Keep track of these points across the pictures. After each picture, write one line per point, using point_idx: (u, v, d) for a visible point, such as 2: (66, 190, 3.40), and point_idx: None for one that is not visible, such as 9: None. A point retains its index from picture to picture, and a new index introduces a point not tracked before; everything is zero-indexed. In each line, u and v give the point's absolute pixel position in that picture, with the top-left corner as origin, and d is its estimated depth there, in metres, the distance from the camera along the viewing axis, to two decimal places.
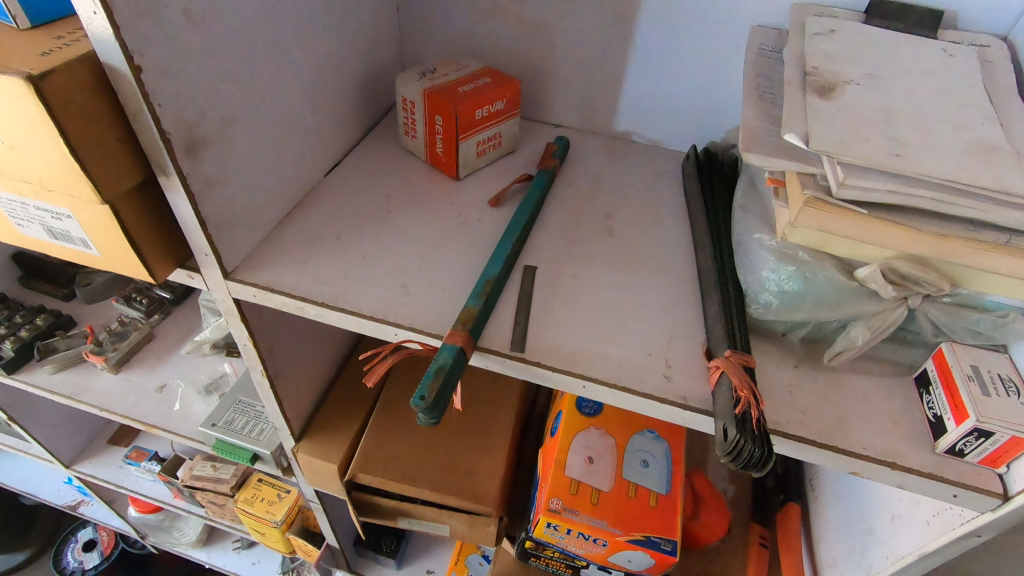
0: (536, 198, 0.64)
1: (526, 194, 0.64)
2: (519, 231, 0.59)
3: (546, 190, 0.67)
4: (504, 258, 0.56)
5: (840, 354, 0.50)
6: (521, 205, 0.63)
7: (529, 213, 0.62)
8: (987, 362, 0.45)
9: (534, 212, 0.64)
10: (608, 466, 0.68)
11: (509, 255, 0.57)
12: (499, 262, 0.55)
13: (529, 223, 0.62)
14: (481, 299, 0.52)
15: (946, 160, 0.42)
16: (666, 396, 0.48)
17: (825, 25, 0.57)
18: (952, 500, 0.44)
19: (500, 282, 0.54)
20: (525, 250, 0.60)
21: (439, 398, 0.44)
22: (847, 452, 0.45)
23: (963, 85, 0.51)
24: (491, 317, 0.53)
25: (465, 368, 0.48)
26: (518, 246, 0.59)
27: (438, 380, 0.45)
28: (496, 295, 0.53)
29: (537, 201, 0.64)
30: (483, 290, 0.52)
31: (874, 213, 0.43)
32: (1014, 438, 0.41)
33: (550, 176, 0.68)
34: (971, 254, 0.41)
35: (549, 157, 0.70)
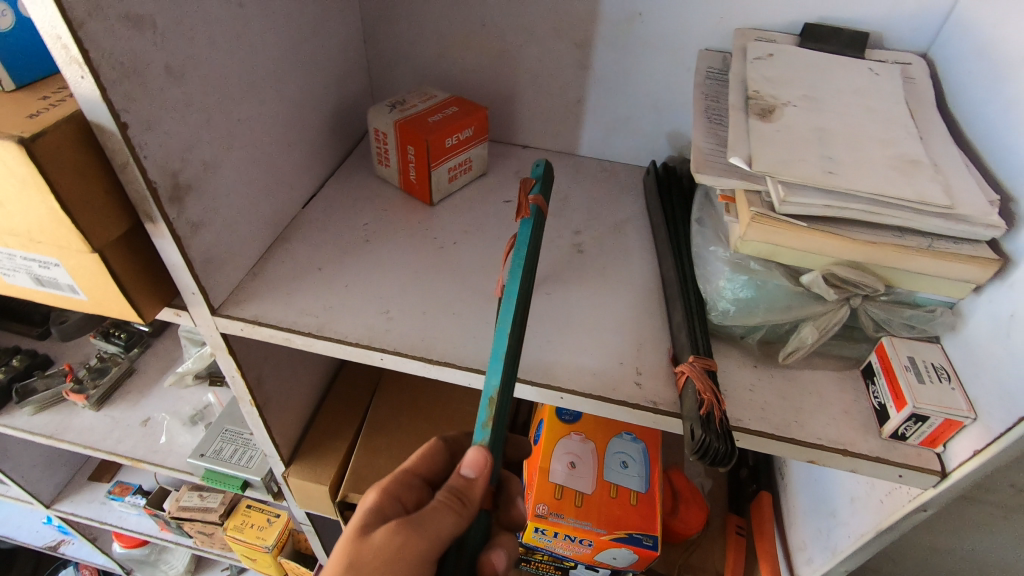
0: (528, 254, 0.49)
1: (514, 246, 0.50)
2: (517, 303, 0.46)
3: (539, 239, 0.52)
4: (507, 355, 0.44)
5: (792, 353, 0.54)
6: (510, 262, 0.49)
7: (524, 274, 0.48)
8: (922, 352, 0.50)
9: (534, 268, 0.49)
10: (590, 469, 0.71)
11: (511, 350, 0.45)
12: (500, 367, 0.43)
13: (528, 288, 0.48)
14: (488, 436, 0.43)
15: (873, 176, 0.47)
16: (638, 402, 0.51)
17: (764, 50, 0.62)
18: (899, 480, 0.49)
19: (508, 396, 0.44)
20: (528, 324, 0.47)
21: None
22: (804, 443, 0.50)
23: (889, 101, 0.56)
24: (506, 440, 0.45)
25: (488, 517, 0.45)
26: (520, 323, 0.46)
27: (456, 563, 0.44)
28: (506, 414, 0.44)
29: (529, 252, 0.50)
30: (488, 415, 0.43)
31: (812, 225, 0.47)
32: (946, 419, 0.46)
33: (533, 224, 0.52)
34: (899, 257, 0.47)
35: (527, 201, 0.54)
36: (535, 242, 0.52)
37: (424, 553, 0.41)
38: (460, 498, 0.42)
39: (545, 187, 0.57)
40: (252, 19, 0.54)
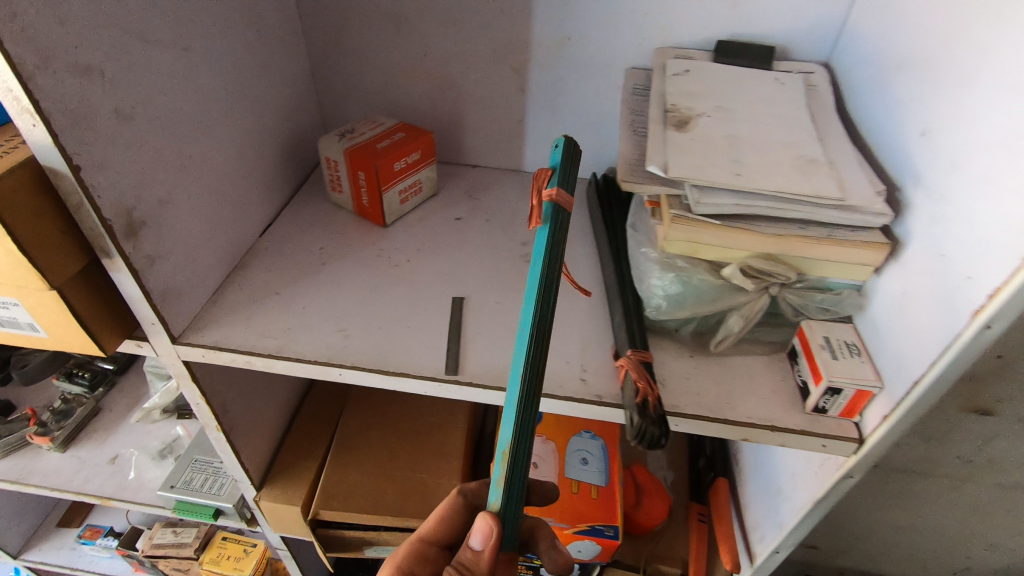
0: (541, 283, 0.41)
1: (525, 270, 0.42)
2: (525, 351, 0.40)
3: (558, 250, 0.42)
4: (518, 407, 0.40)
5: (722, 341, 0.59)
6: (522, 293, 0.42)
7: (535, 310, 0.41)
8: (835, 332, 0.56)
9: (551, 298, 0.42)
10: (552, 468, 0.74)
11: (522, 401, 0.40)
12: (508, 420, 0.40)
13: (543, 324, 0.41)
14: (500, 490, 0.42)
15: (776, 176, 0.53)
16: (583, 396, 0.55)
17: (681, 66, 0.68)
18: (823, 450, 0.54)
19: (523, 449, 0.41)
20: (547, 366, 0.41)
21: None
22: (735, 423, 0.54)
23: (793, 107, 0.62)
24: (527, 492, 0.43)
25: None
26: (537, 357, 0.41)
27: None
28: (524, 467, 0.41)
29: (541, 275, 0.41)
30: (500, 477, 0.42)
31: (725, 223, 0.52)
32: (858, 390, 0.51)
33: (549, 231, 0.42)
34: (804, 247, 0.52)
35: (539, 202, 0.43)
36: (551, 260, 0.42)
37: None
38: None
39: (569, 175, 0.44)
40: (199, 62, 0.57)
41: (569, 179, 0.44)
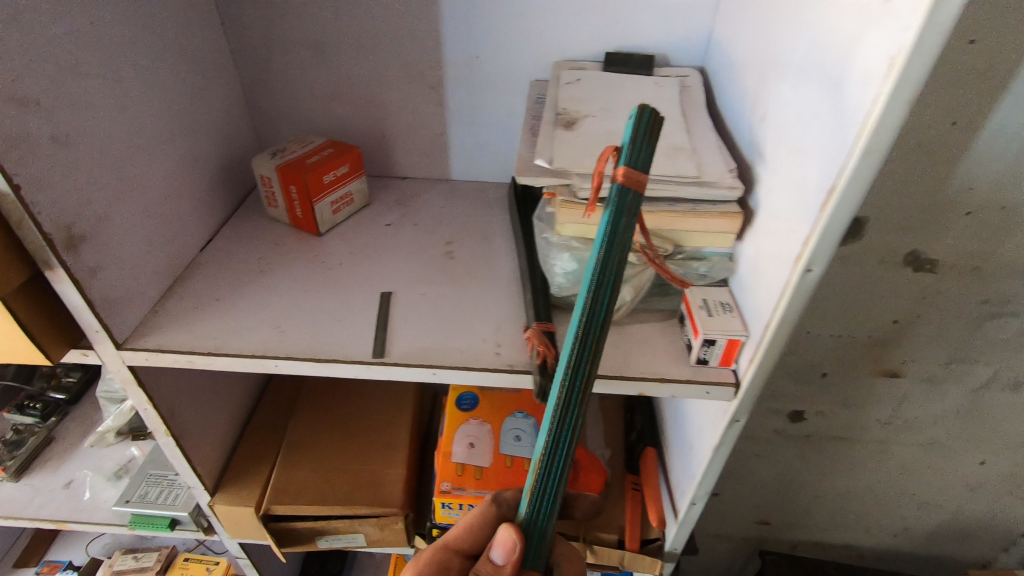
0: (586, 310, 0.44)
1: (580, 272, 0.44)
2: (562, 379, 0.46)
3: (612, 259, 0.43)
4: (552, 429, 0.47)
5: (618, 311, 0.67)
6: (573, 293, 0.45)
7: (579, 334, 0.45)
8: (712, 294, 0.64)
9: (597, 329, 0.44)
10: (487, 447, 0.80)
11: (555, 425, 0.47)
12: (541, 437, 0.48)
13: (582, 362, 0.45)
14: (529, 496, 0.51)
15: (645, 161, 0.61)
16: (497, 366, 0.62)
17: (573, 76, 0.77)
18: (708, 397, 0.62)
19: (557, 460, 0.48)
20: (583, 399, 0.46)
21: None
22: (630, 378, 0.62)
23: (667, 105, 0.71)
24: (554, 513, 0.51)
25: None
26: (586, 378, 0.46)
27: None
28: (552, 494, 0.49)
29: (588, 300, 0.44)
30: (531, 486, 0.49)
31: (605, 205, 0.61)
32: (728, 340, 0.60)
33: (608, 231, 0.42)
34: (673, 221, 0.61)
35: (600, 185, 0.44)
36: (602, 275, 0.43)
37: None
38: None
39: (645, 152, 0.41)
40: (132, 92, 0.63)
41: (643, 161, 0.40)
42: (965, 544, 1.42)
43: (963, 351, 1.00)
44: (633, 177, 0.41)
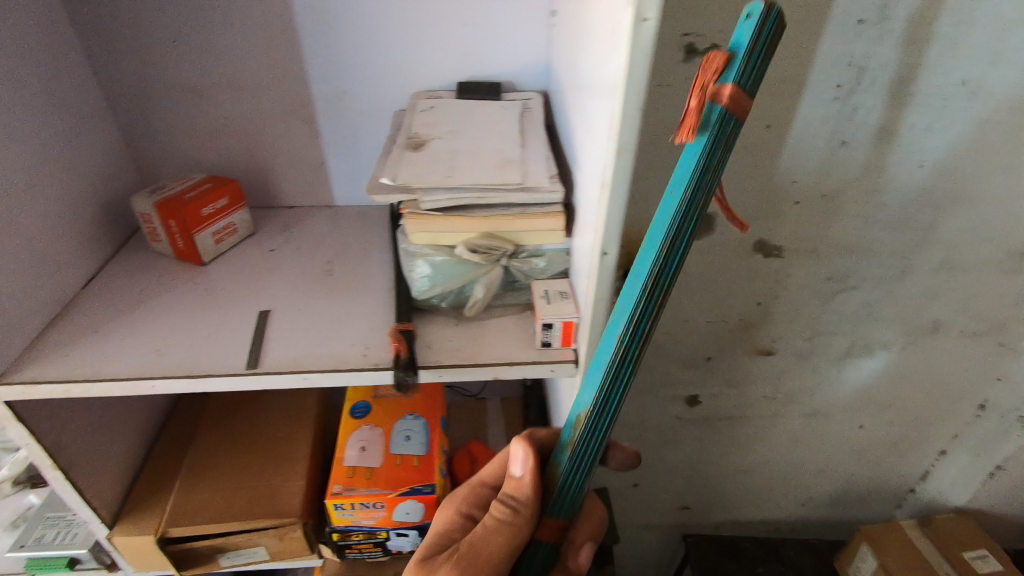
0: (662, 255, 0.45)
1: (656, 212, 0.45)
2: (623, 329, 0.47)
3: (700, 197, 0.44)
4: (605, 376, 0.50)
5: (474, 306, 0.74)
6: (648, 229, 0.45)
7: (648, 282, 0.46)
8: (553, 285, 0.73)
9: (671, 275, 0.46)
10: (378, 449, 0.85)
11: (611, 376, 0.49)
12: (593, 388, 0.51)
13: (646, 314, 0.47)
14: (571, 446, 0.54)
15: (479, 173, 0.70)
16: (363, 365, 0.69)
17: (428, 104, 0.86)
18: (554, 374, 0.71)
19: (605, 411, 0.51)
20: (639, 356, 0.49)
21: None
22: (484, 364, 0.70)
23: (508, 125, 0.81)
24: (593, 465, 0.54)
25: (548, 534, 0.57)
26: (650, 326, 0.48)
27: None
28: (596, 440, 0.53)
29: (663, 248, 0.44)
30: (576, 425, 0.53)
31: (446, 213, 0.69)
32: (563, 322, 0.69)
33: (699, 164, 0.42)
34: (508, 223, 0.70)
35: (699, 104, 0.41)
36: (688, 215, 0.44)
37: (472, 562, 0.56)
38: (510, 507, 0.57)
39: (756, 73, 0.40)
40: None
41: (752, 86, 0.40)
42: (863, 507, 1.53)
43: (817, 326, 1.08)
44: (737, 101, 0.40)
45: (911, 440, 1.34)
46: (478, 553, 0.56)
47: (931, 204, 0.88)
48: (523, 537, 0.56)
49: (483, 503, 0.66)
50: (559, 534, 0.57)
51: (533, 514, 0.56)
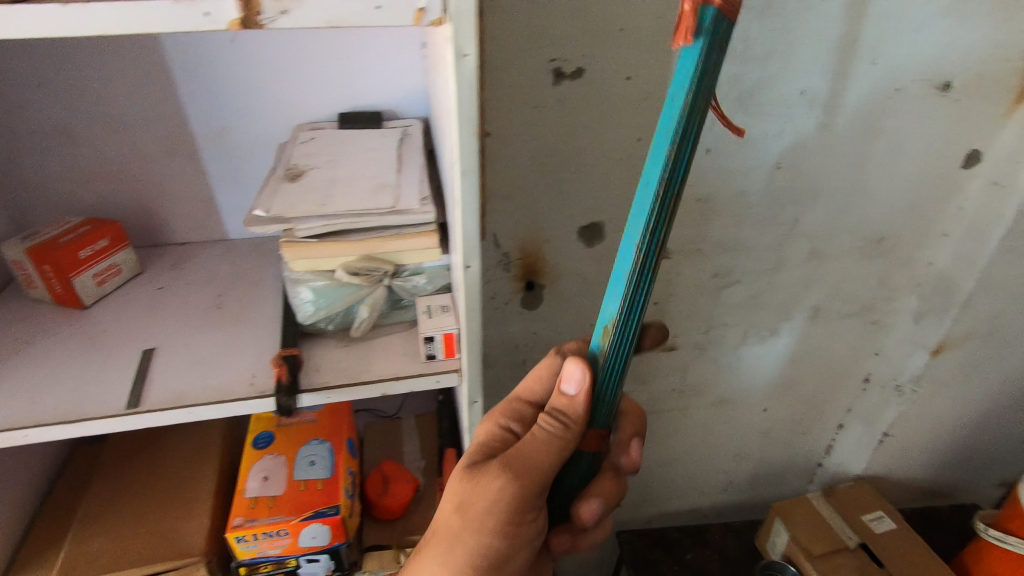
0: (670, 161, 0.48)
1: (659, 119, 0.47)
2: (641, 240, 0.51)
3: (697, 105, 0.46)
4: (629, 286, 0.54)
5: (360, 326, 0.77)
6: (653, 143, 0.48)
7: (659, 189, 0.49)
8: (435, 300, 0.77)
9: (681, 177, 0.49)
10: (281, 477, 0.86)
11: (633, 285, 0.54)
12: (618, 299, 0.56)
13: (659, 225, 0.51)
14: (603, 356, 0.60)
15: (353, 199, 0.73)
16: (250, 394, 0.70)
17: (309, 136, 0.90)
18: (440, 384, 0.75)
19: (631, 315, 0.56)
20: (658, 256, 0.53)
21: (562, 504, 0.72)
22: (370, 381, 0.72)
23: (385, 151, 0.86)
24: (625, 366, 0.60)
25: (598, 430, 0.65)
26: (665, 228, 0.51)
27: (565, 481, 0.70)
28: (626, 344, 0.59)
29: (670, 155, 0.47)
30: (606, 332, 0.58)
31: (322, 239, 0.72)
32: (444, 334, 0.73)
33: (698, 74, 0.44)
34: (383, 244, 0.73)
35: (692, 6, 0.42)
36: (687, 124, 0.47)
37: (524, 471, 0.63)
38: (562, 421, 0.63)
39: None
40: None
41: None
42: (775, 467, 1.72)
43: (709, 320, 1.39)
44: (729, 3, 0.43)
45: (801, 397, 1.59)
46: (530, 464, 0.64)
47: (780, 199, 1.23)
48: (572, 446, 0.64)
49: (520, 417, 0.73)
50: (599, 443, 0.66)
51: (582, 428, 0.63)
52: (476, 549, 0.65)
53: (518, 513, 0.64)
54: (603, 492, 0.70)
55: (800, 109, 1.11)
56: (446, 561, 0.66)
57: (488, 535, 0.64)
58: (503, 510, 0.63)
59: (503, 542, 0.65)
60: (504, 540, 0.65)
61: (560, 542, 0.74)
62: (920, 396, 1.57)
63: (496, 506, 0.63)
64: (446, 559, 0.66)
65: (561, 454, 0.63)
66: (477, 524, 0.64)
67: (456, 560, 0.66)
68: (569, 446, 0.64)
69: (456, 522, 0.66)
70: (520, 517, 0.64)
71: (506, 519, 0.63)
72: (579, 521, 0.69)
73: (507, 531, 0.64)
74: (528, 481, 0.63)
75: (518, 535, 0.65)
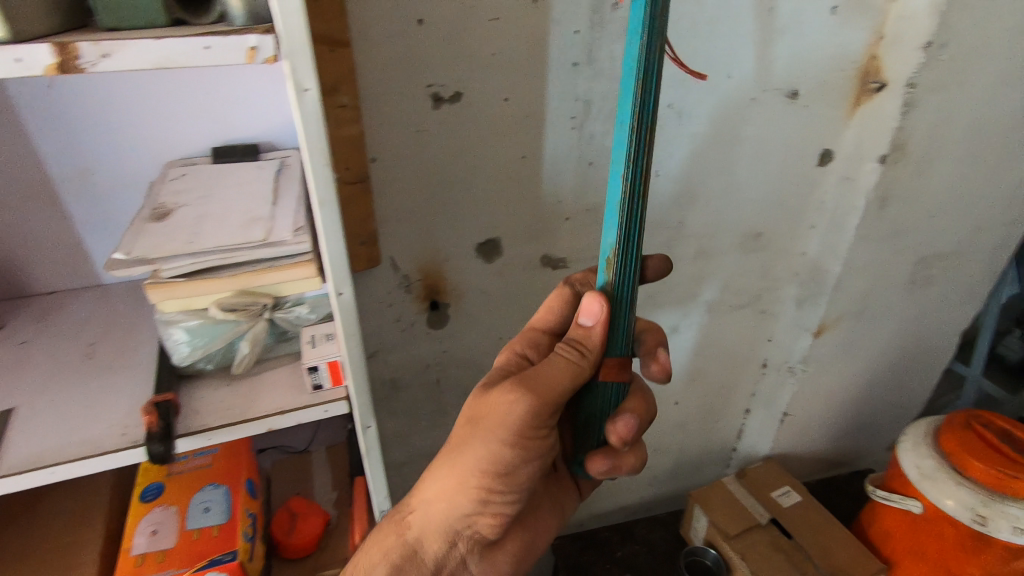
0: (638, 93, 0.57)
1: (623, 59, 0.56)
2: (626, 169, 0.60)
3: (654, 38, 0.55)
4: (623, 214, 0.62)
5: (241, 364, 0.77)
6: (619, 80, 0.57)
7: (635, 119, 0.58)
8: (319, 328, 0.78)
9: (653, 105, 0.58)
10: (172, 529, 0.83)
11: (626, 214, 0.62)
12: (615, 230, 0.64)
13: (640, 151, 0.59)
14: (611, 282, 0.68)
15: (221, 235, 0.72)
16: (121, 446, 0.67)
17: (179, 172, 0.89)
18: (329, 414, 0.74)
19: (630, 239, 0.64)
20: (646, 181, 0.61)
21: (597, 426, 0.79)
22: (253, 419, 0.71)
23: (260, 184, 0.85)
24: (634, 288, 0.69)
25: (621, 353, 0.73)
26: (646, 156, 0.60)
27: (589, 404, 0.79)
28: (630, 267, 0.67)
29: (638, 87, 0.56)
30: (612, 260, 0.67)
31: (189, 278, 0.70)
32: (328, 363, 0.73)
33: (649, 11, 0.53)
34: (257, 278, 0.72)
35: None
36: (648, 59, 0.56)
37: (542, 393, 0.72)
38: (579, 346, 0.72)
39: None
40: None
41: None
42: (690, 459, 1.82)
43: None
44: None
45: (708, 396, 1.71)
46: (548, 388, 0.72)
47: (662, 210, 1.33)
48: (584, 370, 0.72)
49: (535, 345, 0.83)
50: (619, 371, 0.74)
51: (599, 352, 0.71)
52: (492, 456, 0.75)
53: (532, 427, 0.73)
54: (633, 410, 0.77)
55: (668, 121, 1.20)
56: (468, 467, 0.77)
57: (501, 445, 0.74)
58: (515, 425, 0.73)
59: (517, 451, 0.75)
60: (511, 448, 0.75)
61: (601, 464, 0.79)
62: (808, 376, 1.71)
63: (506, 419, 0.73)
64: (464, 466, 0.77)
65: (575, 379, 0.72)
66: (492, 437, 0.74)
67: (476, 466, 0.76)
68: (587, 367, 0.72)
69: (475, 436, 0.76)
70: (532, 431, 0.74)
71: (519, 431, 0.73)
72: (613, 439, 0.75)
73: (522, 441, 0.74)
74: (545, 402, 0.72)
75: (533, 445, 0.75)
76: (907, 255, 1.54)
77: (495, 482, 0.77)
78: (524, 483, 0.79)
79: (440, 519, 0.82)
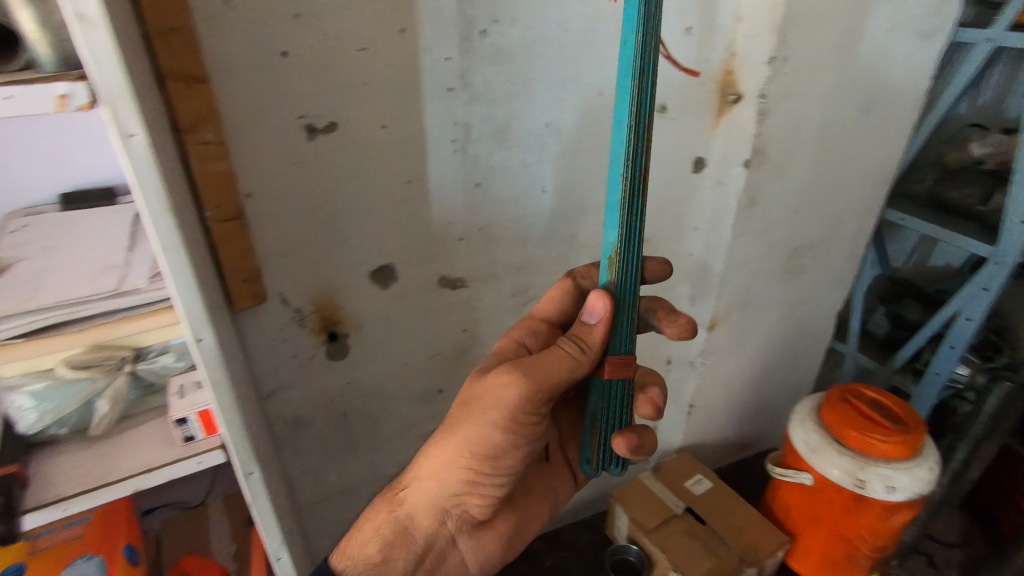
0: (635, 100, 0.69)
1: (620, 72, 0.69)
2: (625, 167, 0.71)
3: (646, 50, 0.67)
4: (624, 209, 0.74)
5: (100, 424, 0.74)
6: (616, 91, 0.70)
7: (632, 122, 0.70)
8: (186, 378, 0.79)
9: (646, 112, 0.70)
10: None
11: (627, 211, 0.74)
12: (617, 225, 0.75)
13: (637, 152, 0.71)
14: (615, 275, 0.79)
15: (66, 288, 0.68)
16: None
17: (20, 222, 0.84)
18: (203, 465, 0.73)
19: (631, 231, 0.75)
20: (644, 179, 0.73)
21: (607, 424, 0.86)
22: (117, 480, 0.69)
23: (115, 230, 0.81)
24: (636, 278, 0.79)
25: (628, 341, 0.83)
26: (644, 154, 0.71)
27: (598, 404, 0.86)
28: (632, 258, 0.78)
29: (634, 95, 0.69)
30: (615, 254, 0.77)
31: (29, 338, 0.64)
32: (198, 413, 0.72)
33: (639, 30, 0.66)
34: (111, 330, 0.67)
35: None
36: (643, 71, 0.68)
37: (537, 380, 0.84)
38: (579, 343, 0.83)
39: None
40: None
41: None
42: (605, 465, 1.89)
43: None
44: None
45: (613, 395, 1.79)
46: (541, 374, 0.84)
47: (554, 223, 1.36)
48: (583, 363, 0.83)
49: (534, 335, 0.99)
50: (622, 366, 0.83)
51: (599, 347, 0.82)
52: (485, 437, 0.89)
53: (522, 411, 0.87)
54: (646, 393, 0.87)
55: (549, 140, 1.25)
56: (465, 446, 0.91)
57: (493, 427, 0.89)
58: (505, 408, 0.86)
59: (508, 431, 0.89)
60: (501, 431, 0.89)
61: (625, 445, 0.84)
62: (708, 369, 1.82)
63: (498, 402, 0.86)
64: (459, 447, 0.91)
65: (570, 370, 0.83)
66: (487, 419, 0.88)
67: (469, 446, 0.91)
68: (587, 359, 0.83)
69: (471, 418, 0.89)
70: (522, 414, 0.87)
71: (508, 412, 0.87)
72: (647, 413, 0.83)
73: (512, 423, 0.88)
74: (537, 389, 0.85)
75: (524, 426, 0.89)
76: (780, 249, 1.69)
77: (484, 460, 0.92)
78: (510, 461, 0.94)
79: (432, 494, 0.96)
